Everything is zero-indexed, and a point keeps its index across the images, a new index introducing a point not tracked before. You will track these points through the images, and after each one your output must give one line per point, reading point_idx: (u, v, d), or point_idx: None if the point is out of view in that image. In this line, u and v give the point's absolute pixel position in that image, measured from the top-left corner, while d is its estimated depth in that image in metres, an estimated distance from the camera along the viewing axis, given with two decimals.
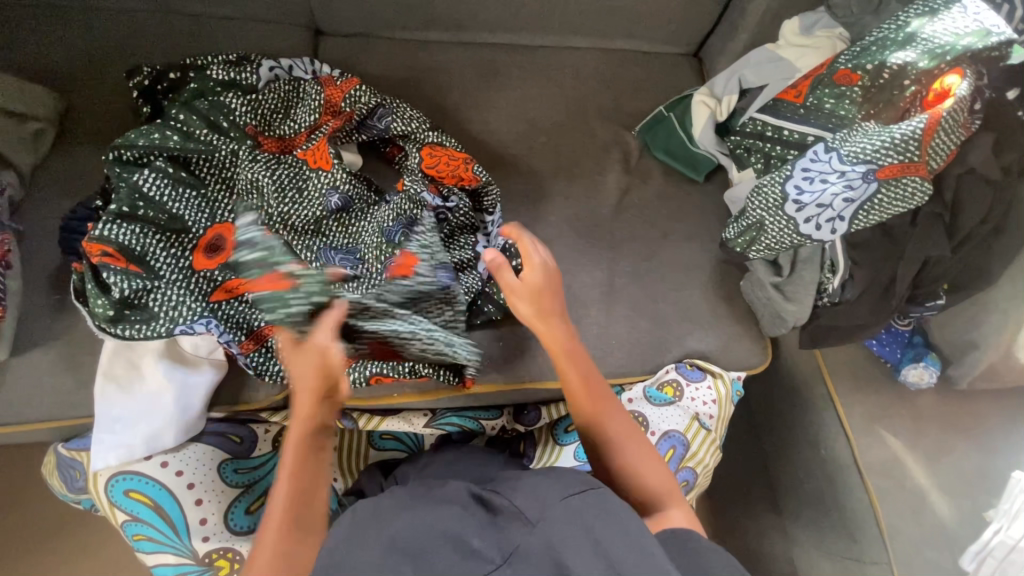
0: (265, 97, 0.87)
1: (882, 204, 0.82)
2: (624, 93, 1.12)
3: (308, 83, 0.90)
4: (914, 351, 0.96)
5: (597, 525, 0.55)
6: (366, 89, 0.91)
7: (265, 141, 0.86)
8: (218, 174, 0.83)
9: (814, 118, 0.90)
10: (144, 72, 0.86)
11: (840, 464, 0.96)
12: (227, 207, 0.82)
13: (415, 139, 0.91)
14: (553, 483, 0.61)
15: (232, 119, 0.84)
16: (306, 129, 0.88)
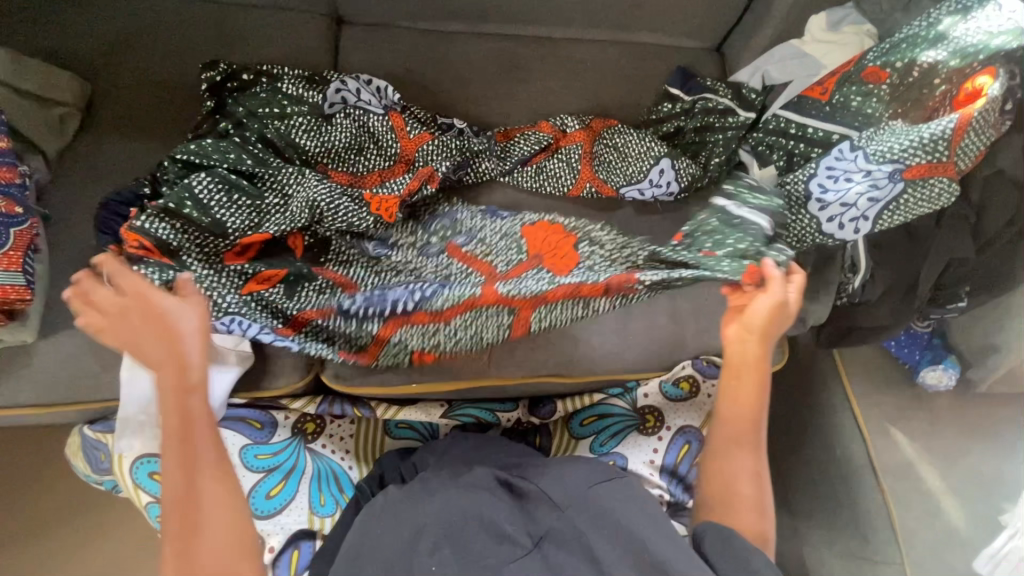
0: (338, 132, 0.88)
1: (907, 204, 0.81)
2: (644, 88, 1.11)
3: (381, 121, 0.90)
4: (933, 353, 0.95)
5: (620, 511, 0.58)
6: (439, 145, 0.91)
7: (334, 174, 0.88)
8: (275, 190, 0.83)
9: (839, 116, 0.90)
10: (218, 69, 0.87)
11: (855, 465, 0.95)
12: (275, 220, 0.81)
13: (474, 168, 0.95)
14: (582, 473, 0.64)
15: (295, 140, 0.86)
16: (377, 171, 0.90)
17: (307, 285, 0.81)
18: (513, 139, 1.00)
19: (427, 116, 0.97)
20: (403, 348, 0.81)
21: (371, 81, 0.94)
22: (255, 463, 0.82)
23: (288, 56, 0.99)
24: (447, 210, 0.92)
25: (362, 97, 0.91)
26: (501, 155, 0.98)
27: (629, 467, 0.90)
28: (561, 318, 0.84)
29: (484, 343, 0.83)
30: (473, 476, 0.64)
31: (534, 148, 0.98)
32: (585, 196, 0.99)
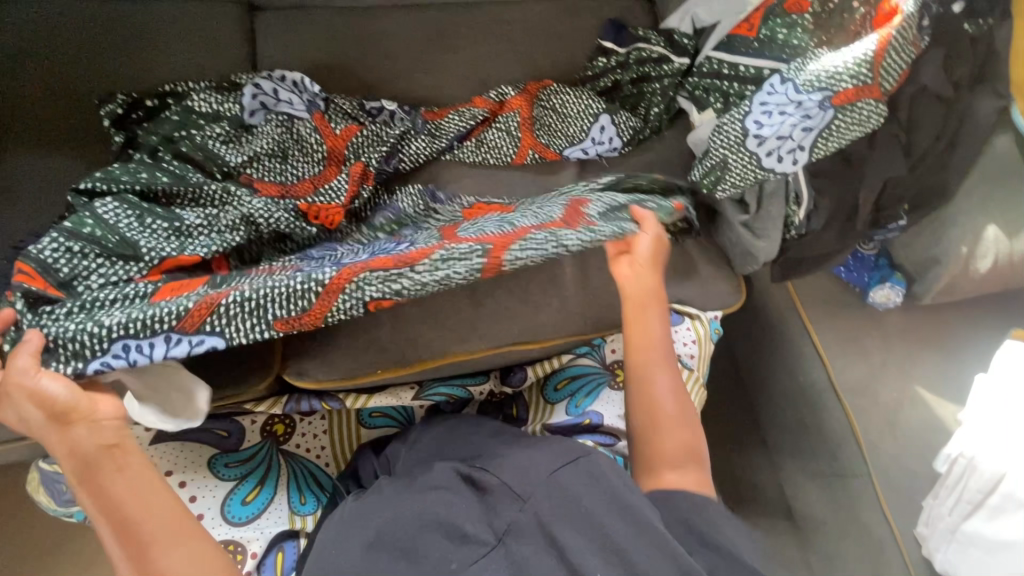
0: (261, 139, 0.86)
1: (839, 130, 0.82)
2: (579, 46, 1.10)
3: (304, 124, 0.89)
4: (880, 273, 0.98)
5: (585, 495, 0.62)
6: (368, 138, 0.91)
7: (260, 186, 0.83)
8: (200, 209, 0.79)
9: (767, 50, 0.90)
10: (118, 100, 0.84)
11: (818, 390, 0.99)
12: (200, 242, 0.75)
13: (405, 155, 0.94)
14: (544, 458, 0.66)
15: (218, 158, 0.83)
16: (309, 177, 0.87)
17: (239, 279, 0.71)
18: (441, 117, 0.97)
19: (352, 106, 0.94)
20: (358, 299, 0.68)
21: (285, 76, 0.90)
22: (226, 472, 0.80)
23: (202, 49, 0.93)
24: (390, 203, 0.91)
25: (279, 97, 0.88)
26: (432, 137, 0.95)
27: (605, 423, 0.89)
28: (533, 257, 0.71)
29: (470, 285, 0.70)
30: (433, 474, 0.67)
31: (465, 125, 0.96)
32: (530, 161, 0.98)
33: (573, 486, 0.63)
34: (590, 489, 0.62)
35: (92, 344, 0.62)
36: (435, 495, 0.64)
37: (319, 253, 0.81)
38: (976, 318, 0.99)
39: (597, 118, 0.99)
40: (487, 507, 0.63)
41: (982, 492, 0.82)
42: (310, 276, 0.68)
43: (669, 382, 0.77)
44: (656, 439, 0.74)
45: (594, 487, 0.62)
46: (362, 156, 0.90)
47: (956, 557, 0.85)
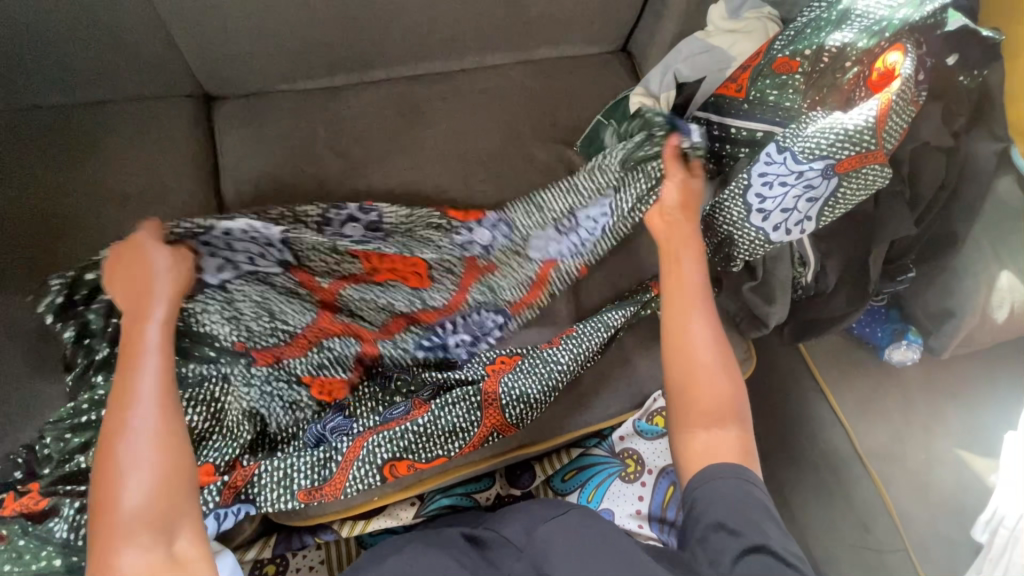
0: (239, 300, 0.73)
1: (845, 197, 0.79)
2: (558, 107, 1.05)
3: (280, 277, 0.75)
4: (894, 328, 0.94)
5: (573, 543, 0.62)
6: (360, 295, 0.79)
7: (258, 355, 0.75)
8: (201, 408, 0.72)
9: (760, 112, 0.86)
10: (55, 287, 0.69)
11: (842, 457, 0.94)
12: (214, 444, 0.72)
13: (398, 302, 0.81)
14: (536, 514, 0.67)
15: (213, 343, 0.73)
16: (297, 330, 0.77)
17: (256, 482, 0.71)
18: (430, 275, 0.82)
19: (326, 247, 0.75)
20: (372, 467, 0.74)
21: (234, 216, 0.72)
22: None
23: (161, 153, 0.87)
24: (402, 352, 0.82)
25: (236, 247, 0.71)
26: (415, 304, 0.82)
27: (617, 522, 0.82)
28: (530, 391, 0.79)
29: (463, 440, 0.77)
30: (440, 537, 0.66)
31: (451, 294, 0.83)
32: (522, 314, 0.88)
33: (563, 532, 0.64)
34: (586, 530, 0.64)
35: None
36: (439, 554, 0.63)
37: (329, 434, 0.77)
38: (998, 367, 0.94)
39: (592, 205, 0.84)
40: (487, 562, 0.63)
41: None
42: (331, 445, 0.74)
43: (708, 334, 0.69)
44: (692, 397, 0.67)
45: (590, 530, 0.64)
46: (354, 317, 0.80)
47: None
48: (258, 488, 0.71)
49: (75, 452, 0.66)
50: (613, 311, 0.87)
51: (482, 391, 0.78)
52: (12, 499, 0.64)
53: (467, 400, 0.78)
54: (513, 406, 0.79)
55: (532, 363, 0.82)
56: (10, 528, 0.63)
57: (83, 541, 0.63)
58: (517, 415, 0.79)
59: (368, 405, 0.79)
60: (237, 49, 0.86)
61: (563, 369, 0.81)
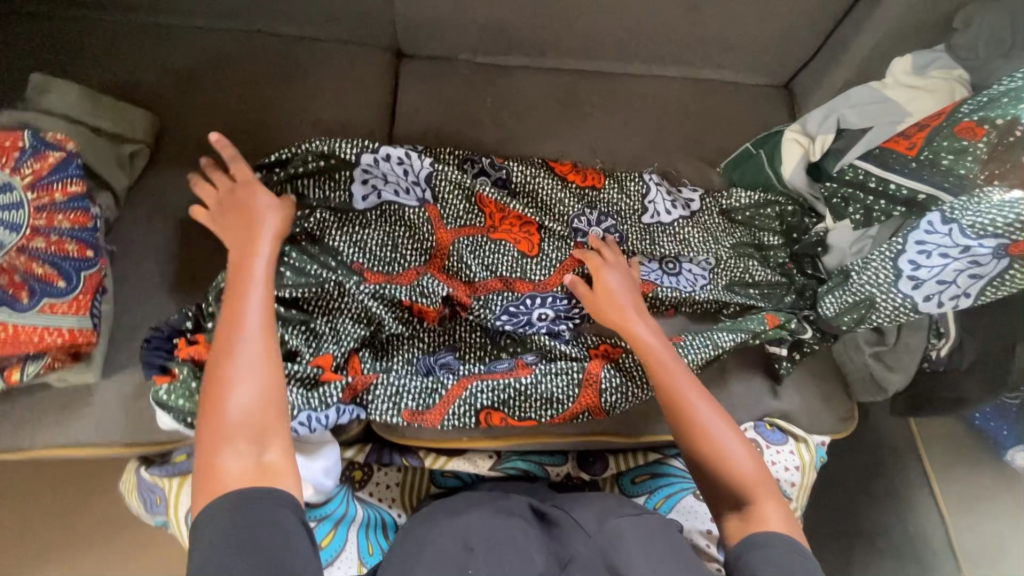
0: (371, 231, 0.84)
1: (1013, 279, 0.76)
2: (710, 127, 1.07)
3: (410, 213, 0.85)
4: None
5: (640, 539, 0.64)
6: (471, 242, 0.86)
7: (375, 275, 0.82)
8: (330, 309, 0.80)
9: (927, 174, 0.83)
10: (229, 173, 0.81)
11: (934, 550, 0.90)
12: (333, 341, 0.79)
13: (513, 265, 0.86)
14: (609, 503, 0.71)
15: (341, 258, 0.81)
16: (413, 267, 0.84)
17: (372, 390, 0.78)
18: (539, 241, 0.89)
19: (459, 193, 0.87)
20: (471, 409, 0.79)
21: (389, 153, 0.84)
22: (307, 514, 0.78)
23: (352, 92, 0.98)
24: (512, 311, 0.84)
25: (390, 179, 0.86)
26: (516, 272, 0.86)
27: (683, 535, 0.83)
28: (630, 384, 0.82)
29: (557, 409, 0.81)
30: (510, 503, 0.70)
31: (551, 271, 0.87)
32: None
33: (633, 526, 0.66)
34: (657, 534, 0.65)
35: None
36: (512, 520, 0.67)
37: (438, 367, 0.83)
38: None
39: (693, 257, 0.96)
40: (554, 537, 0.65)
41: None
42: (439, 378, 0.80)
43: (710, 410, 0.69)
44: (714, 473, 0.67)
45: (661, 532, 0.66)
46: (461, 262, 0.85)
47: None
48: (372, 399, 0.78)
49: None
50: (725, 332, 0.88)
51: (582, 370, 0.82)
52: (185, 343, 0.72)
53: (570, 372, 0.82)
54: (611, 392, 0.81)
55: (634, 360, 0.83)
56: (183, 369, 0.71)
57: None
58: (614, 401, 0.82)
59: (474, 355, 0.85)
60: (438, 15, 0.96)
61: None
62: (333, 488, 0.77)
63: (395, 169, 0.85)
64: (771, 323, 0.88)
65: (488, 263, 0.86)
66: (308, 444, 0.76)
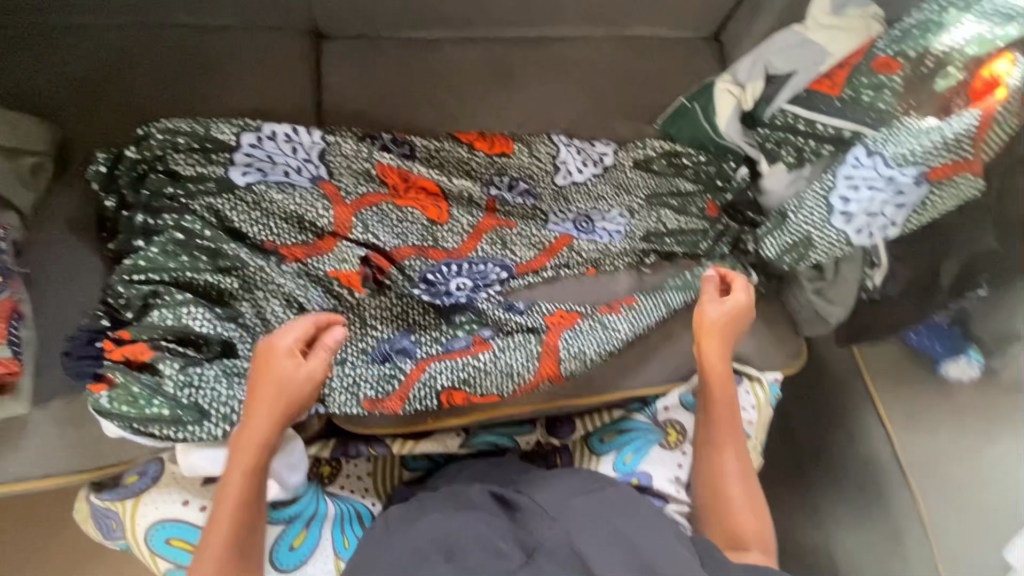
0: (273, 209, 0.81)
1: (933, 205, 0.79)
2: (644, 85, 1.07)
3: (305, 189, 0.82)
4: (954, 343, 0.92)
5: (615, 519, 0.67)
6: (380, 211, 0.85)
7: (287, 251, 0.81)
8: (248, 294, 0.78)
9: (851, 111, 0.86)
10: (100, 160, 0.79)
11: (879, 462, 0.97)
12: (262, 332, 0.77)
13: (428, 230, 0.87)
14: (568, 482, 0.73)
15: (249, 240, 0.80)
16: (327, 238, 0.83)
17: (329, 385, 0.77)
18: (448, 206, 0.89)
19: (357, 167, 0.87)
20: (432, 391, 0.78)
21: (271, 131, 0.83)
22: (273, 516, 0.75)
23: (271, 80, 0.93)
24: (455, 283, 0.85)
25: (277, 160, 0.83)
26: (427, 240, 0.86)
27: (654, 485, 0.87)
28: (588, 348, 0.83)
29: (518, 381, 0.81)
30: (471, 495, 0.72)
31: (464, 237, 0.88)
32: (529, 278, 0.89)
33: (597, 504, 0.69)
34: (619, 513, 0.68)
35: (218, 424, 0.70)
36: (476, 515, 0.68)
37: (394, 354, 0.81)
38: None
39: (607, 214, 0.96)
40: (517, 526, 0.68)
41: None
42: (395, 364, 0.79)
43: (733, 465, 0.79)
44: (716, 502, 0.78)
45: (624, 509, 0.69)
46: (371, 232, 0.83)
47: None
48: (329, 391, 0.77)
49: (144, 300, 0.73)
50: (674, 292, 0.89)
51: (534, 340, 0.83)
52: (115, 347, 0.70)
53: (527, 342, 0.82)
54: (568, 358, 0.82)
55: (591, 324, 0.85)
56: (121, 374, 0.69)
57: (185, 399, 0.69)
58: (574, 367, 0.83)
59: (431, 340, 0.83)
60: None
61: (621, 336, 0.85)
62: (300, 486, 0.76)
63: (283, 146, 0.84)
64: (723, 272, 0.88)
65: (402, 231, 0.86)
66: None
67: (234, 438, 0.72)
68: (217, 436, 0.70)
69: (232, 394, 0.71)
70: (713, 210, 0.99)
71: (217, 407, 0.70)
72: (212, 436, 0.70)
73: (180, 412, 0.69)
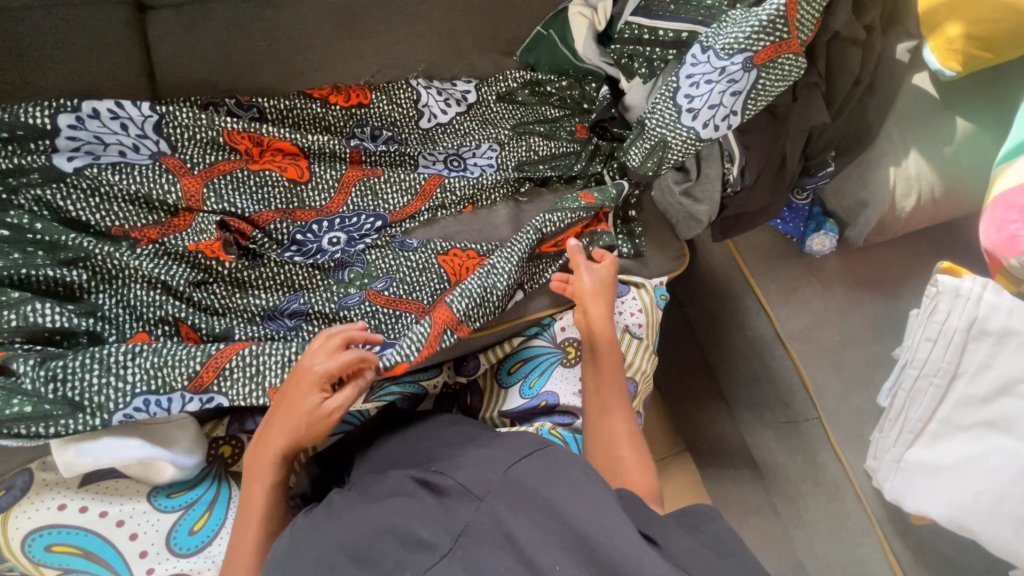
0: (114, 192, 0.76)
1: (766, 88, 0.84)
2: (500, 13, 1.03)
3: (147, 167, 0.78)
4: (814, 222, 1.00)
5: (542, 486, 0.54)
6: (233, 179, 0.82)
7: (141, 234, 0.77)
8: (105, 283, 0.74)
9: (684, 12, 0.89)
10: None
11: (765, 340, 1.01)
12: (128, 318, 0.73)
13: (292, 193, 0.84)
14: (500, 454, 0.60)
15: (94, 229, 0.76)
16: (184, 213, 0.80)
17: (227, 374, 0.71)
18: (308, 164, 0.86)
19: (201, 137, 0.82)
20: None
21: (95, 108, 0.76)
22: (169, 505, 0.72)
23: None
24: (333, 238, 0.85)
25: (108, 141, 0.78)
26: (292, 202, 0.84)
27: (561, 402, 0.87)
28: (473, 290, 0.82)
29: (418, 342, 0.78)
30: (387, 485, 0.59)
31: (331, 193, 0.86)
32: (406, 225, 0.89)
33: (534, 468, 0.56)
34: (548, 480, 0.54)
35: (96, 414, 0.67)
36: (392, 504, 0.56)
37: (285, 317, 0.80)
38: (911, 257, 1.00)
39: (477, 150, 0.97)
40: (445, 510, 0.55)
41: (922, 421, 0.81)
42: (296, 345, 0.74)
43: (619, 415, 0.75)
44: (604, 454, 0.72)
45: (562, 466, 0.56)
46: (227, 201, 0.80)
47: (902, 483, 0.83)
48: (229, 387, 0.71)
49: None
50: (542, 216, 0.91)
51: (422, 295, 0.85)
52: None
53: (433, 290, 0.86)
54: (460, 309, 0.80)
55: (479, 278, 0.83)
56: None
57: (52, 393, 0.66)
58: (468, 311, 0.81)
59: (320, 297, 0.81)
60: None
61: (501, 274, 0.84)
62: (198, 465, 0.73)
63: (108, 124, 0.78)
64: (585, 201, 0.93)
65: (266, 195, 0.83)
66: (156, 428, 0.71)
67: (120, 424, 0.69)
68: (94, 425, 0.67)
69: (104, 381, 0.67)
70: (582, 132, 1.02)
71: (90, 396, 0.67)
72: (89, 425, 0.66)
73: (49, 406, 0.66)
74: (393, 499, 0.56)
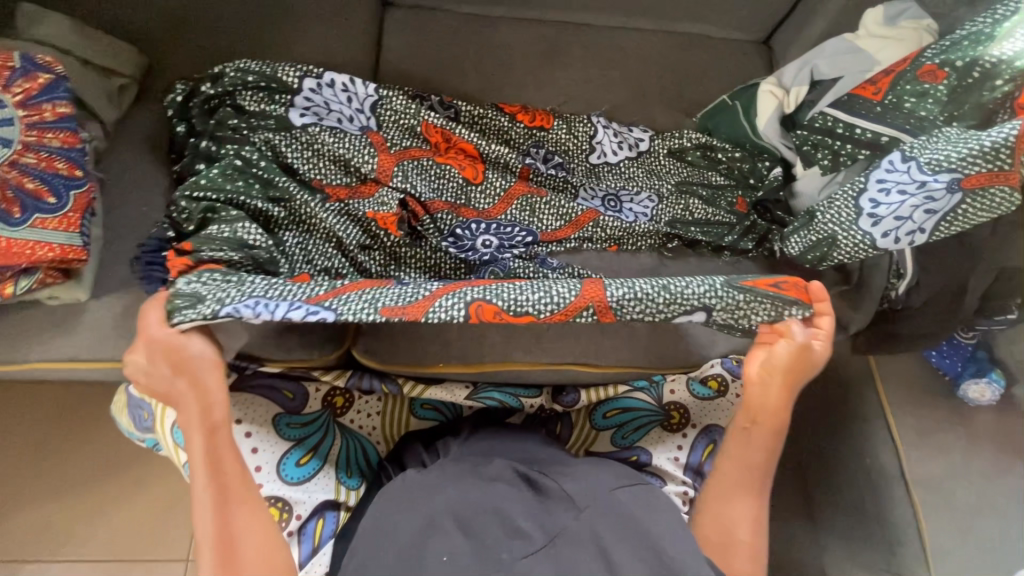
0: (324, 150, 0.87)
1: (966, 215, 0.78)
2: (687, 79, 1.10)
3: (356, 137, 0.89)
4: (975, 366, 0.91)
5: (641, 515, 0.61)
6: (419, 165, 0.90)
7: (333, 190, 0.87)
8: (295, 226, 0.84)
9: (890, 117, 0.86)
10: (178, 90, 0.86)
11: (885, 476, 0.91)
12: (301, 259, 0.82)
13: (464, 189, 0.91)
14: (604, 475, 0.66)
15: (299, 177, 0.86)
16: (370, 181, 0.88)
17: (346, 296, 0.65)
18: (484, 169, 0.93)
19: (405, 122, 0.92)
20: (460, 300, 0.65)
21: (333, 80, 0.89)
22: (288, 432, 0.82)
23: (336, 36, 1.00)
24: (487, 239, 0.90)
25: (332, 107, 0.90)
26: (461, 198, 0.91)
27: (652, 462, 0.88)
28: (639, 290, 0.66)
29: (556, 304, 0.65)
30: (494, 470, 0.66)
31: (496, 199, 0.92)
32: (553, 246, 0.93)
33: (632, 501, 0.62)
34: (648, 513, 0.61)
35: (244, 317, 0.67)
36: (495, 489, 0.63)
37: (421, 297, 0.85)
38: None
39: (636, 196, 0.99)
40: (543, 510, 0.62)
41: None
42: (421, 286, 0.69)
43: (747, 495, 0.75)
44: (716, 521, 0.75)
45: (653, 512, 0.61)
46: (409, 181, 0.89)
47: None
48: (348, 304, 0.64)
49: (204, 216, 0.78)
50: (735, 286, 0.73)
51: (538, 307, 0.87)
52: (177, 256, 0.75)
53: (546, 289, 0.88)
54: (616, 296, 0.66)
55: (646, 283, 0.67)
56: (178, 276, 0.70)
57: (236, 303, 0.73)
58: (625, 302, 0.66)
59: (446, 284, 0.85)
60: None
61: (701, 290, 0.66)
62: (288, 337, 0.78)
63: (338, 94, 0.90)
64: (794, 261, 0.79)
65: (442, 185, 0.91)
66: None
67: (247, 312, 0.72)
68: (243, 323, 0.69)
69: None
70: (742, 206, 0.99)
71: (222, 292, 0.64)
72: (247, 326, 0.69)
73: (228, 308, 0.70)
74: (497, 484, 0.64)
